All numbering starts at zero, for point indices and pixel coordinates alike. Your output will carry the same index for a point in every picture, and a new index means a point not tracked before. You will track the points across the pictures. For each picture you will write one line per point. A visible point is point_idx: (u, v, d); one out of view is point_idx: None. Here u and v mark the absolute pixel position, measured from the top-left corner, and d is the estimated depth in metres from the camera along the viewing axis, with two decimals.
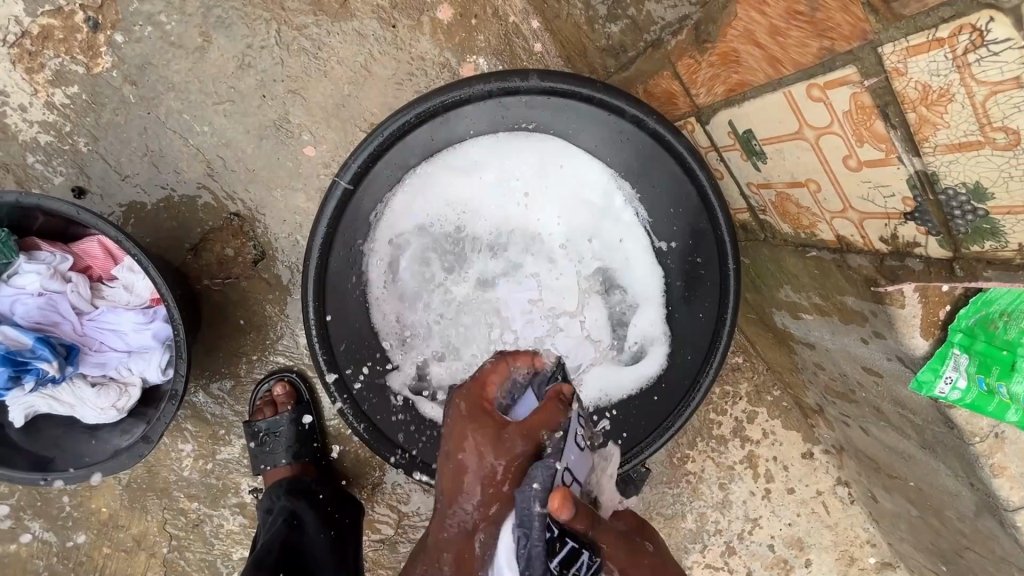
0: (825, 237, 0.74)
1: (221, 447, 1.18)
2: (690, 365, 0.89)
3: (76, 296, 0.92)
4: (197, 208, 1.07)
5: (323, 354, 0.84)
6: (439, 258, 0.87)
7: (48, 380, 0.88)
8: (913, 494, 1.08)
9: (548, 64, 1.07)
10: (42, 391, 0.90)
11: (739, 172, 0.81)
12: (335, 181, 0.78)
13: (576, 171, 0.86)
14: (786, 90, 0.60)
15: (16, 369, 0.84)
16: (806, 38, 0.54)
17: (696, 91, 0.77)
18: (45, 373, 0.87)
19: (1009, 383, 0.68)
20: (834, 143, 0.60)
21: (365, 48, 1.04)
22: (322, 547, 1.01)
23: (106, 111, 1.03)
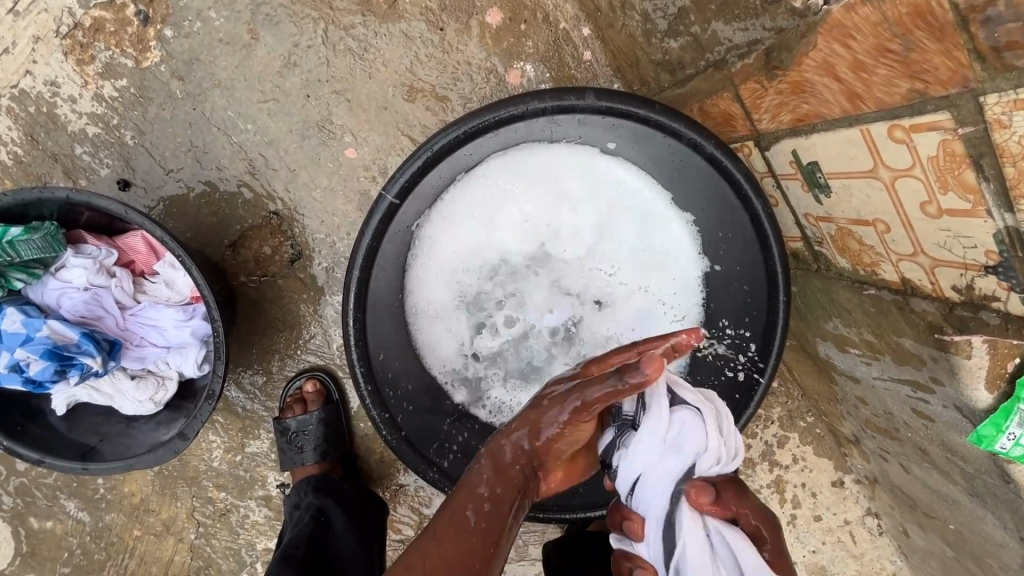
0: (888, 277, 0.70)
1: (250, 440, 1.19)
2: (732, 396, 0.87)
3: (119, 291, 0.93)
4: (238, 205, 1.08)
5: (360, 367, 0.82)
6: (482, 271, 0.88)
7: (91, 374, 0.90)
8: (952, 536, 1.04)
9: (596, 73, 1.04)
10: (85, 382, 0.92)
11: (797, 202, 0.78)
12: (381, 195, 0.77)
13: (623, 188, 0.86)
14: (864, 127, 0.57)
15: (61, 363, 0.86)
16: (894, 78, 0.51)
17: (758, 116, 0.74)
18: (89, 368, 0.89)
19: None
20: (912, 188, 0.56)
21: (412, 51, 1.03)
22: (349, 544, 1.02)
23: (153, 106, 1.03)
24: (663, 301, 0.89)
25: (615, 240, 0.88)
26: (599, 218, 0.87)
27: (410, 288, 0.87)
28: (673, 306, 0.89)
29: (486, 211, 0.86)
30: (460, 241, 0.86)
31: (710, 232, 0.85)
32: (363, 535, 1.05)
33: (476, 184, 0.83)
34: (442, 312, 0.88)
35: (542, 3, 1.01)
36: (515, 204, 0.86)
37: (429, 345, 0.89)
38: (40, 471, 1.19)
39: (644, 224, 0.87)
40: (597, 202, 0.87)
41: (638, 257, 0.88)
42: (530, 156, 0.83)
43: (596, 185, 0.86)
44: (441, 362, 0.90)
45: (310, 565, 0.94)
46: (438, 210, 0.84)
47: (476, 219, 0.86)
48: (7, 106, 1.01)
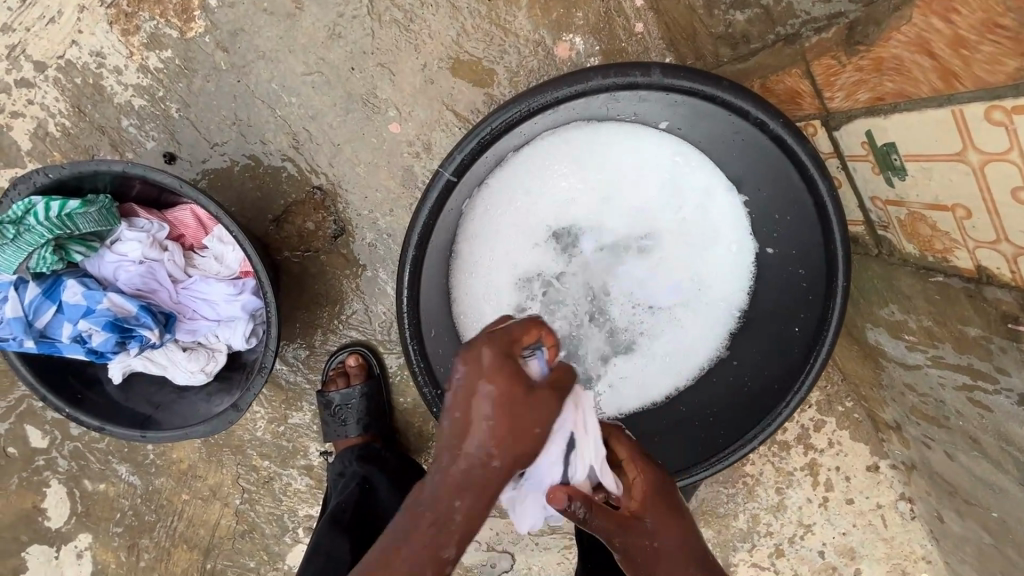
0: (960, 264, 0.68)
1: (292, 412, 1.22)
2: (778, 381, 0.88)
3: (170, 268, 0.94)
4: (282, 179, 1.07)
5: (414, 343, 0.83)
6: (530, 252, 0.90)
7: (148, 345, 0.92)
8: (993, 523, 1.04)
9: (648, 46, 1.00)
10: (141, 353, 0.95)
11: (864, 185, 0.75)
12: (438, 172, 0.75)
13: (670, 167, 0.87)
14: (956, 108, 0.54)
15: (122, 335, 0.88)
16: (1001, 55, 0.49)
17: (830, 94, 0.71)
18: (147, 340, 0.90)
19: None
20: (1004, 173, 0.54)
21: (458, 22, 1.00)
22: (396, 508, 1.05)
23: (198, 78, 1.02)
24: (709, 278, 0.92)
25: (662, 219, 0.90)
26: (648, 195, 0.89)
27: (457, 269, 0.88)
28: (716, 283, 0.92)
29: (539, 187, 0.87)
30: (513, 217, 0.88)
31: (757, 212, 0.86)
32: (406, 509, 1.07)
33: (527, 164, 0.84)
34: (493, 288, 0.89)
35: None
36: (567, 181, 0.87)
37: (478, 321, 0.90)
38: (93, 436, 1.23)
39: (693, 202, 0.89)
40: (643, 182, 0.88)
41: (686, 233, 0.90)
42: (581, 135, 0.83)
43: (647, 162, 0.87)
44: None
45: (359, 531, 0.97)
46: (493, 186, 0.84)
47: (529, 196, 0.87)
48: (54, 76, 1.01)
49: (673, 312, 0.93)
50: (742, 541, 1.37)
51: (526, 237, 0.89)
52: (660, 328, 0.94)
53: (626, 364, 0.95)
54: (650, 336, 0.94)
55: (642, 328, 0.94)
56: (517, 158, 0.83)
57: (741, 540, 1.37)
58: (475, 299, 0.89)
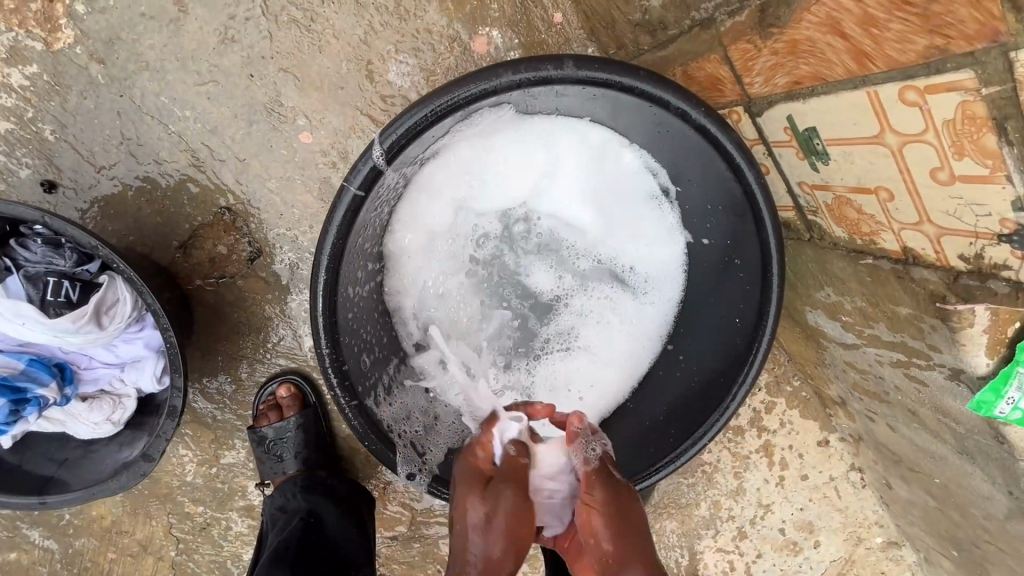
0: (889, 246, 0.67)
1: (224, 451, 1.12)
2: (722, 374, 0.85)
3: (85, 331, 0.77)
4: (184, 200, 0.97)
5: (336, 377, 0.75)
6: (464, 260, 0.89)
7: (49, 406, 0.84)
8: (936, 489, 1.07)
9: (569, 38, 0.96)
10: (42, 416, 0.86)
11: (790, 171, 0.73)
12: (342, 188, 0.66)
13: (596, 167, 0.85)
14: (871, 89, 0.52)
15: (14, 399, 0.80)
16: (910, 33, 0.46)
17: (750, 80, 0.68)
18: (46, 401, 0.83)
19: None
20: (922, 153, 0.52)
21: (365, 20, 0.92)
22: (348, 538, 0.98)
23: (72, 95, 0.91)
24: (642, 265, 0.92)
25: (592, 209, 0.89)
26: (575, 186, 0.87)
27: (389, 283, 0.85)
28: (652, 270, 0.91)
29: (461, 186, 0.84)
30: (438, 218, 0.85)
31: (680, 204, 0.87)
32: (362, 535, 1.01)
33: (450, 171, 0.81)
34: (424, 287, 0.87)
35: None
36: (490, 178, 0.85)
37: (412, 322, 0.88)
38: None
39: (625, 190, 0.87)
40: (574, 180, 0.87)
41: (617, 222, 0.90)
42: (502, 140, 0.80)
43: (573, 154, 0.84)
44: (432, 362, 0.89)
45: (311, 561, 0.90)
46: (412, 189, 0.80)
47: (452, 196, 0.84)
48: None
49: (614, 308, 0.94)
50: (705, 529, 1.38)
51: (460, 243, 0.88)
52: (603, 328, 0.94)
53: (576, 367, 0.94)
54: (588, 326, 0.95)
55: (581, 321, 0.95)
56: (436, 167, 0.80)
57: (706, 527, 1.37)
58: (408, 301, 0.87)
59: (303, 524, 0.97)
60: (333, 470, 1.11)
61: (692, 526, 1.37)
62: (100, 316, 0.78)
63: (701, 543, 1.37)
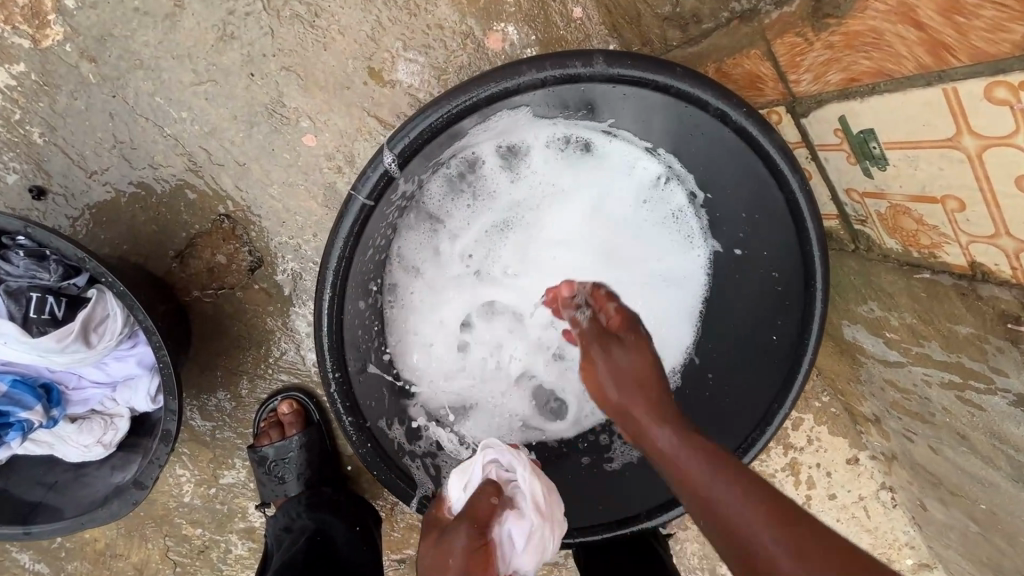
0: (951, 260, 0.61)
1: (223, 470, 1.07)
2: (756, 394, 0.80)
3: (71, 351, 0.71)
4: (181, 208, 0.92)
5: (343, 402, 0.69)
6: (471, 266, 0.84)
7: (34, 429, 0.79)
8: (980, 514, 1.00)
9: (589, 34, 0.90)
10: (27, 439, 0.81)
11: (837, 177, 0.67)
12: (350, 197, 0.60)
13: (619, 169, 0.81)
14: (949, 86, 0.46)
15: None
16: (1006, 20, 0.40)
17: (796, 77, 0.62)
18: (31, 424, 0.78)
19: None
20: (1008, 158, 0.46)
21: (372, 15, 0.87)
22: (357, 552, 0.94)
23: (62, 95, 0.85)
24: (665, 274, 0.87)
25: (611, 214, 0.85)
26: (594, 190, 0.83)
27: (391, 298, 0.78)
28: (675, 278, 0.87)
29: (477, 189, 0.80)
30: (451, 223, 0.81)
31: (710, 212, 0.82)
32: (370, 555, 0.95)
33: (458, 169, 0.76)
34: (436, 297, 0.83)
35: None
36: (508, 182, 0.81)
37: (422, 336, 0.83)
38: None
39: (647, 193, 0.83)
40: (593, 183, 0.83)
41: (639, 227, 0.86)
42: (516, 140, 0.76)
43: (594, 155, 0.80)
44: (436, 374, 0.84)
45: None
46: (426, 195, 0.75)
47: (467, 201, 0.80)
48: None
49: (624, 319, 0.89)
50: None
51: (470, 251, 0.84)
52: None
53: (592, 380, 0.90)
54: None
55: None
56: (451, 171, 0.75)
57: None
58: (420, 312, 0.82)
59: (309, 544, 0.92)
60: (342, 486, 1.05)
61: (713, 547, 1.30)
62: (88, 334, 0.72)
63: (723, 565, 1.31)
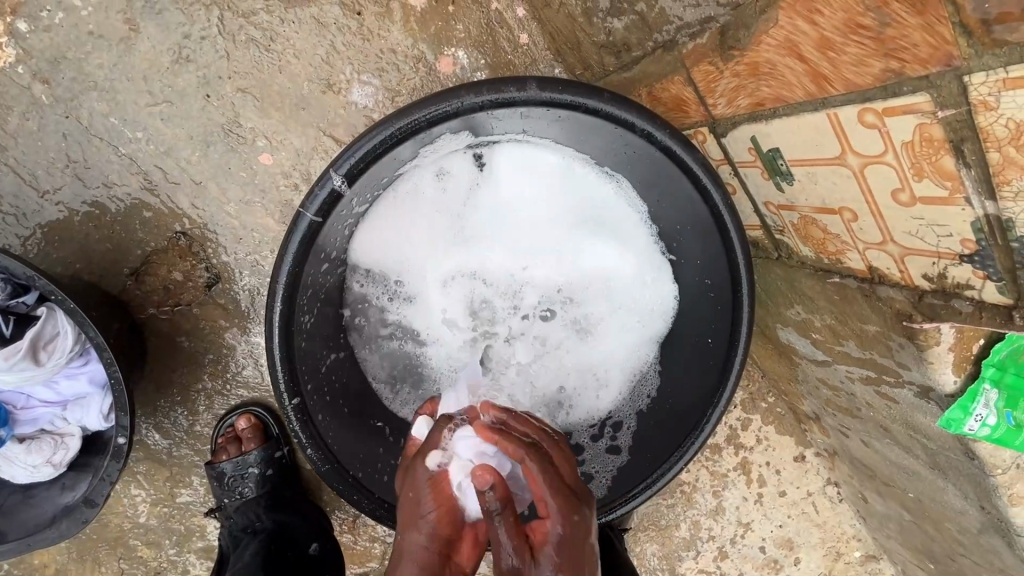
0: (854, 265, 0.67)
1: (180, 489, 1.06)
2: (697, 395, 0.84)
3: (20, 369, 0.72)
4: (136, 225, 0.93)
5: (294, 410, 0.71)
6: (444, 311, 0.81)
7: None
8: (911, 503, 1.07)
9: (535, 58, 0.96)
10: None
11: (757, 190, 0.73)
12: (299, 213, 0.64)
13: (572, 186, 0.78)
14: (831, 111, 0.52)
15: None
16: (866, 57, 0.46)
17: (713, 102, 0.68)
18: None
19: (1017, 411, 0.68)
20: (884, 174, 0.52)
21: (327, 40, 0.90)
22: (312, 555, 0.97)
23: (13, 116, 0.86)
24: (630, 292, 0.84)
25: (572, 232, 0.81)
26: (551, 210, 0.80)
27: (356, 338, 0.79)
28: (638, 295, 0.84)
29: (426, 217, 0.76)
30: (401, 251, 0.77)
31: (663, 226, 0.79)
32: (324, 550, 0.99)
33: (417, 207, 0.75)
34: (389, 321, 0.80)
35: None
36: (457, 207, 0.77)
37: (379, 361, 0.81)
38: None
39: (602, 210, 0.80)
40: (549, 201, 0.79)
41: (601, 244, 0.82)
42: (470, 172, 0.76)
43: (545, 176, 0.77)
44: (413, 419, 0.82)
45: None
46: (370, 225, 0.74)
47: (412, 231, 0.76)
48: None
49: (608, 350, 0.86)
50: (686, 550, 1.35)
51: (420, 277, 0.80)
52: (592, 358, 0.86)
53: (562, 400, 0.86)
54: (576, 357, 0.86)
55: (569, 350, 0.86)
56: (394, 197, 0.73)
57: (686, 549, 1.35)
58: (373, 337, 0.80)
59: (268, 540, 0.95)
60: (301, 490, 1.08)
61: (672, 548, 1.35)
62: (38, 352, 0.72)
63: (682, 566, 1.35)
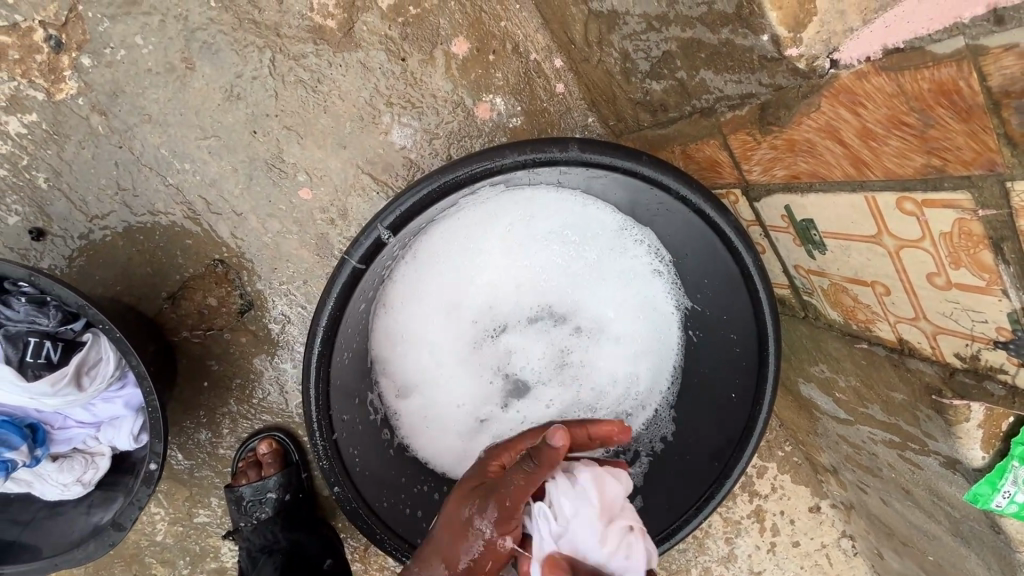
0: (883, 334, 0.68)
1: (198, 509, 1.07)
2: (718, 447, 0.85)
3: (63, 394, 0.74)
4: (176, 252, 0.96)
5: (325, 450, 0.72)
6: (472, 346, 0.85)
7: (18, 468, 0.80)
8: (929, 565, 1.06)
9: (570, 107, 0.99)
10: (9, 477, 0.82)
11: (787, 254, 0.75)
12: (343, 260, 0.67)
13: (594, 226, 0.80)
14: (870, 195, 0.53)
15: None
16: (908, 150, 0.47)
17: (748, 167, 0.69)
18: (14, 464, 0.79)
19: None
20: (918, 259, 0.53)
21: (371, 83, 0.94)
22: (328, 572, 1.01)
23: (70, 144, 0.90)
24: (646, 323, 0.87)
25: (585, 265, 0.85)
26: (568, 246, 0.83)
27: (383, 369, 0.81)
28: (650, 327, 0.87)
29: (449, 256, 0.79)
30: (423, 287, 0.80)
31: (687, 276, 0.82)
32: (337, 566, 1.02)
33: (442, 248, 0.77)
34: (410, 352, 0.81)
35: (512, 33, 0.95)
36: (479, 246, 0.80)
37: (398, 390, 0.82)
38: None
39: (621, 248, 0.82)
40: (567, 238, 0.82)
41: (617, 278, 0.85)
42: (497, 216, 0.77)
43: (567, 218, 0.79)
44: (434, 451, 0.84)
45: None
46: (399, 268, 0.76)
47: (437, 269, 0.79)
48: None
49: (623, 382, 0.89)
50: None
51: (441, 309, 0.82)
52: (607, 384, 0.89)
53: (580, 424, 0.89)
54: (590, 381, 0.89)
55: (583, 375, 0.89)
56: (427, 242, 0.76)
57: None
58: (392, 368, 0.81)
59: (285, 563, 0.99)
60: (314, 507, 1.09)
61: None
62: (81, 377, 0.75)
63: None
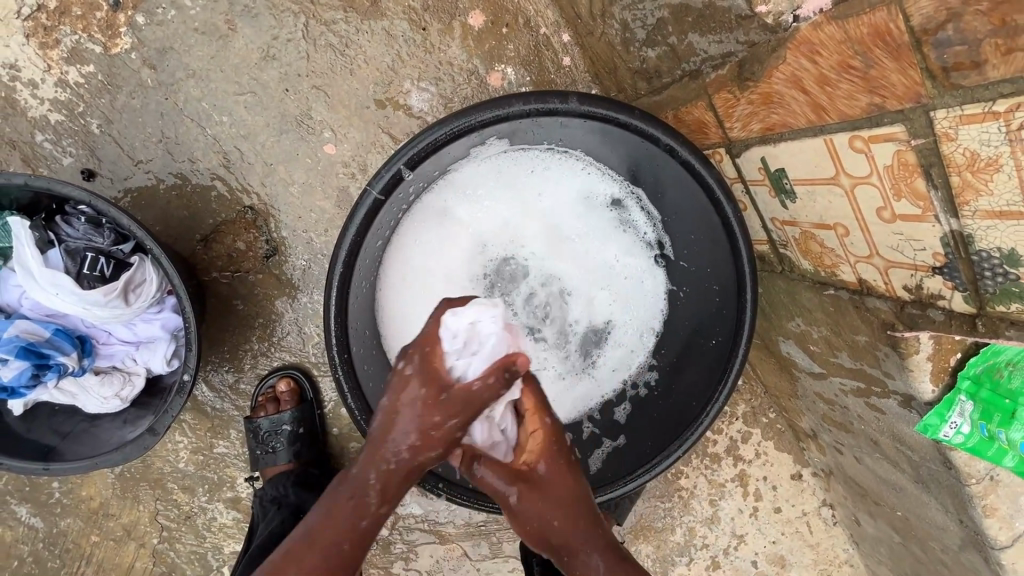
0: (846, 277, 0.75)
1: (219, 440, 1.16)
2: (699, 391, 0.90)
3: (112, 306, 0.84)
4: (210, 198, 1.05)
5: (341, 361, 0.81)
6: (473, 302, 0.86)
7: (67, 374, 0.90)
8: (899, 522, 1.12)
9: (576, 79, 1.07)
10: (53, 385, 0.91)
11: (765, 208, 0.82)
12: (366, 190, 0.76)
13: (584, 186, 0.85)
14: (827, 137, 0.61)
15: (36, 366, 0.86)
16: (855, 92, 0.55)
17: (730, 125, 0.77)
18: (64, 369, 0.88)
19: (1008, 430, 0.73)
20: (869, 195, 0.61)
21: (393, 49, 1.03)
22: None
23: (122, 94, 1.00)
24: (641, 283, 0.89)
25: (583, 224, 0.86)
26: (564, 204, 0.86)
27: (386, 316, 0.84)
28: (643, 286, 0.89)
29: (449, 208, 0.82)
30: (424, 238, 0.83)
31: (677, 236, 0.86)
32: None
33: (443, 200, 0.82)
34: (411, 302, 0.84)
35: (524, 8, 1.04)
36: (477, 201, 0.83)
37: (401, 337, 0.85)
38: None
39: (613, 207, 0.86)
40: (563, 197, 0.85)
41: (612, 237, 0.87)
42: (492, 172, 0.83)
43: (559, 178, 0.84)
44: None
45: None
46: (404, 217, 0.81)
47: (437, 220, 0.83)
48: None
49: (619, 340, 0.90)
50: (680, 555, 1.40)
51: (440, 262, 0.84)
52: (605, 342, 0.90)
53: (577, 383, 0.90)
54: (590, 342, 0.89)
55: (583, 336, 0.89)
56: (431, 191, 0.81)
57: (679, 554, 1.40)
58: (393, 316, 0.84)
59: (291, 514, 1.02)
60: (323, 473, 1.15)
61: (667, 551, 1.39)
62: (128, 293, 0.85)
63: (674, 570, 1.39)
